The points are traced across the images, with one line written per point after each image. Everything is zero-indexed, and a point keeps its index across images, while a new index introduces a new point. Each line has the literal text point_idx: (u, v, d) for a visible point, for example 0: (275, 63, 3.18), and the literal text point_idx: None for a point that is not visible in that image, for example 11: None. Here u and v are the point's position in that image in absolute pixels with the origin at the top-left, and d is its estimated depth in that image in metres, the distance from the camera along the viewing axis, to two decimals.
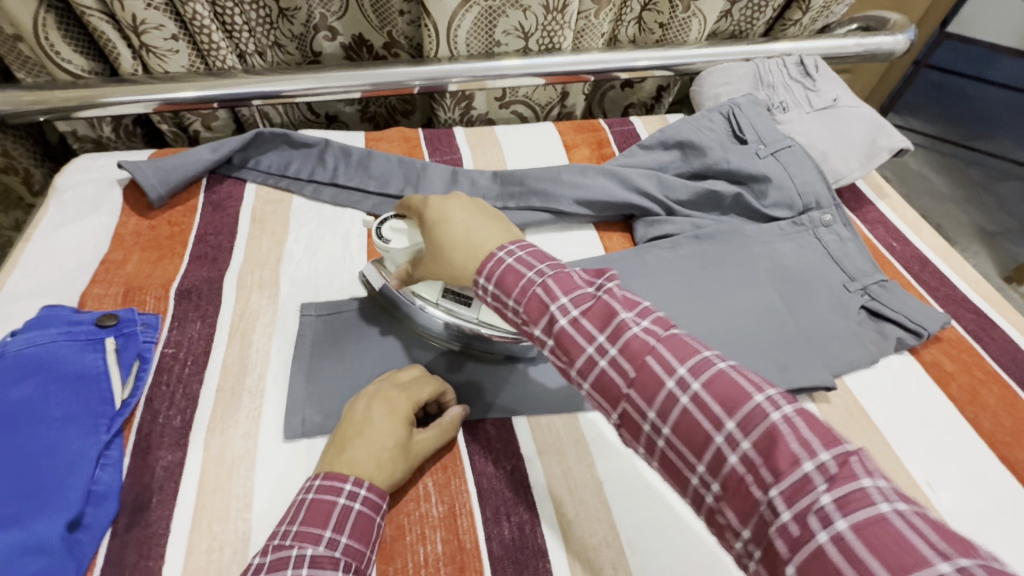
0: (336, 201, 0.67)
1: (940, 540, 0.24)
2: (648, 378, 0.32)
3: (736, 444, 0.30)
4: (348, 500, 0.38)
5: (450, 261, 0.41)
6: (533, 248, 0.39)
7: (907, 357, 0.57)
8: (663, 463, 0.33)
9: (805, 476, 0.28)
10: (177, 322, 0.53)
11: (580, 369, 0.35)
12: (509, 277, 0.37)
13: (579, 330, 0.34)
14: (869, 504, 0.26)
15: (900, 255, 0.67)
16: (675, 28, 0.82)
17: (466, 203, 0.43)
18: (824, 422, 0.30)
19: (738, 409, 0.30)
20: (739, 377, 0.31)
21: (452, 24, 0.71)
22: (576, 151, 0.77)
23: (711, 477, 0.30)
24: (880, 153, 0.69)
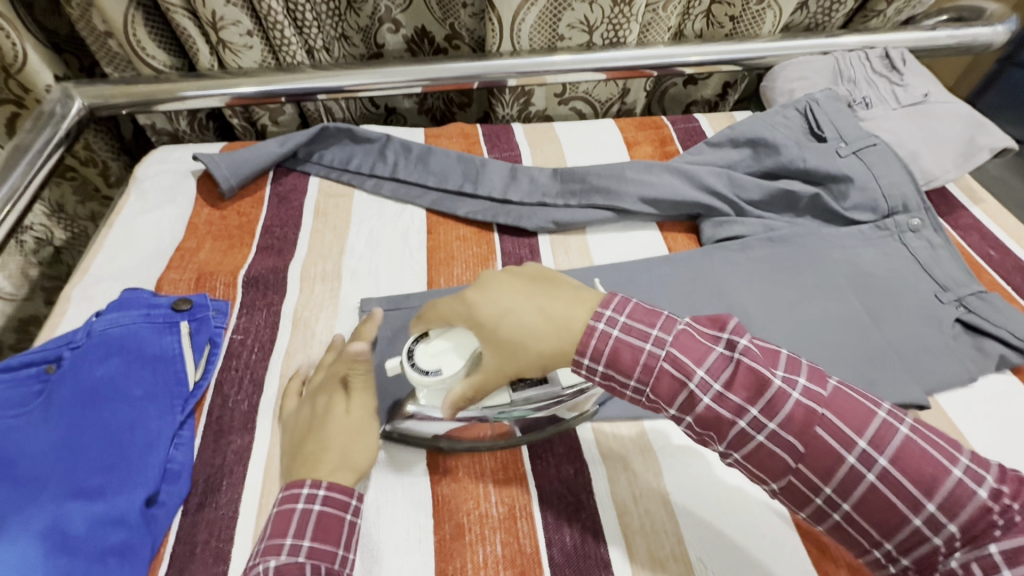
0: (397, 196, 0.67)
1: (959, 505, 0.31)
2: (731, 402, 0.34)
3: (871, 461, 0.33)
4: (306, 503, 0.37)
5: (537, 347, 0.37)
6: (630, 305, 0.37)
7: (1009, 376, 0.52)
8: (781, 484, 0.35)
9: (902, 490, 0.32)
10: (246, 309, 0.55)
11: (733, 443, 0.35)
12: (592, 340, 0.36)
13: (645, 355, 0.35)
14: (970, 493, 0.31)
15: (999, 265, 0.61)
16: (747, 21, 0.78)
17: (511, 283, 0.39)
18: (901, 421, 0.34)
19: (926, 481, 0.32)
20: (920, 441, 0.33)
21: (517, 19, 0.70)
22: (638, 148, 0.75)
23: (843, 497, 0.33)
24: (979, 152, 0.63)
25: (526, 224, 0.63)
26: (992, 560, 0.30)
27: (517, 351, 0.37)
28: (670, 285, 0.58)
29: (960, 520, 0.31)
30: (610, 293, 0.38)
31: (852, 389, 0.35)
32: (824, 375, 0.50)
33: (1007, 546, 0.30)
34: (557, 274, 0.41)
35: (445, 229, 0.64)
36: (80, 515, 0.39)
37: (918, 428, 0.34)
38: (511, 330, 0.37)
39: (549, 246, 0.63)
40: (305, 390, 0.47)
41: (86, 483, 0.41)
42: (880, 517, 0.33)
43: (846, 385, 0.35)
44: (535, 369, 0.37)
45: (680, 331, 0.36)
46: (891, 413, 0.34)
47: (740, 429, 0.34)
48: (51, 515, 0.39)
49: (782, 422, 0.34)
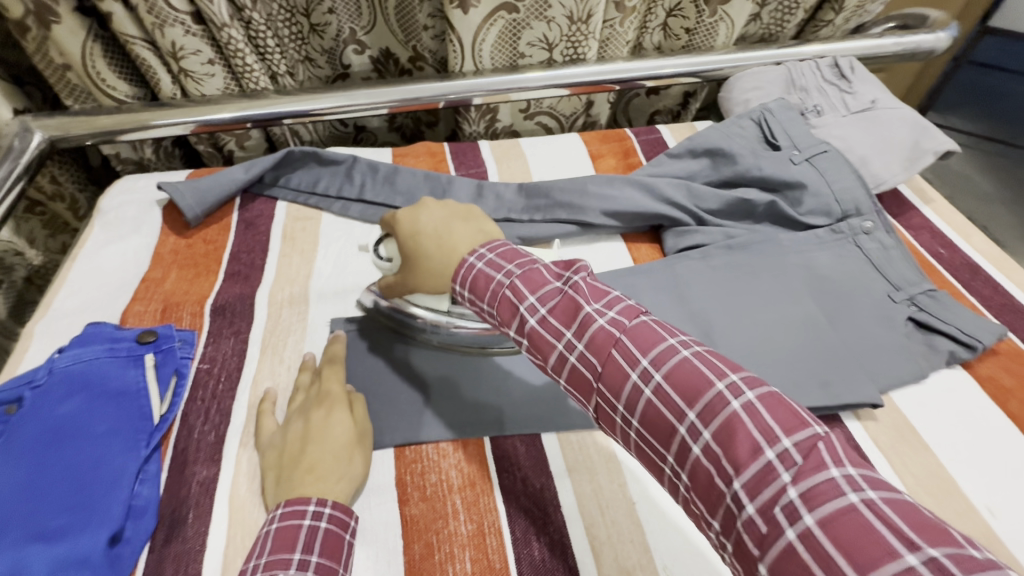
0: (364, 217, 0.68)
1: (818, 492, 0.26)
2: (550, 325, 0.37)
3: (787, 458, 0.28)
4: (313, 520, 0.38)
5: (428, 267, 0.44)
6: (502, 248, 0.41)
7: (959, 371, 0.54)
8: (694, 475, 0.31)
9: (675, 406, 0.32)
10: (212, 338, 0.55)
11: (552, 364, 0.37)
12: (463, 271, 0.41)
13: (495, 284, 0.39)
14: (837, 495, 0.26)
15: (949, 263, 0.63)
16: (702, 33, 0.80)
17: (436, 211, 0.45)
18: (705, 357, 0.33)
19: (698, 398, 0.31)
20: (702, 364, 0.33)
21: (477, 38, 0.72)
22: (602, 161, 0.77)
23: (746, 497, 0.28)
24: (925, 156, 0.66)
25: None
26: (792, 506, 0.26)
27: (414, 263, 0.45)
28: (634, 295, 0.59)
29: (799, 487, 0.27)
30: (511, 256, 0.41)
31: (804, 406, 0.31)
32: (782, 378, 0.51)
33: (814, 505, 0.26)
34: (475, 209, 0.47)
35: None
36: (39, 559, 0.39)
37: (856, 462, 0.28)
38: (416, 245, 0.44)
39: None
40: (290, 409, 0.48)
41: (47, 525, 0.40)
42: (666, 437, 0.32)
43: (796, 399, 0.31)
44: (427, 282, 0.45)
45: (529, 269, 0.39)
46: (699, 351, 0.34)
47: (558, 352, 0.36)
48: (10, 561, 0.38)
49: (705, 414, 0.31)
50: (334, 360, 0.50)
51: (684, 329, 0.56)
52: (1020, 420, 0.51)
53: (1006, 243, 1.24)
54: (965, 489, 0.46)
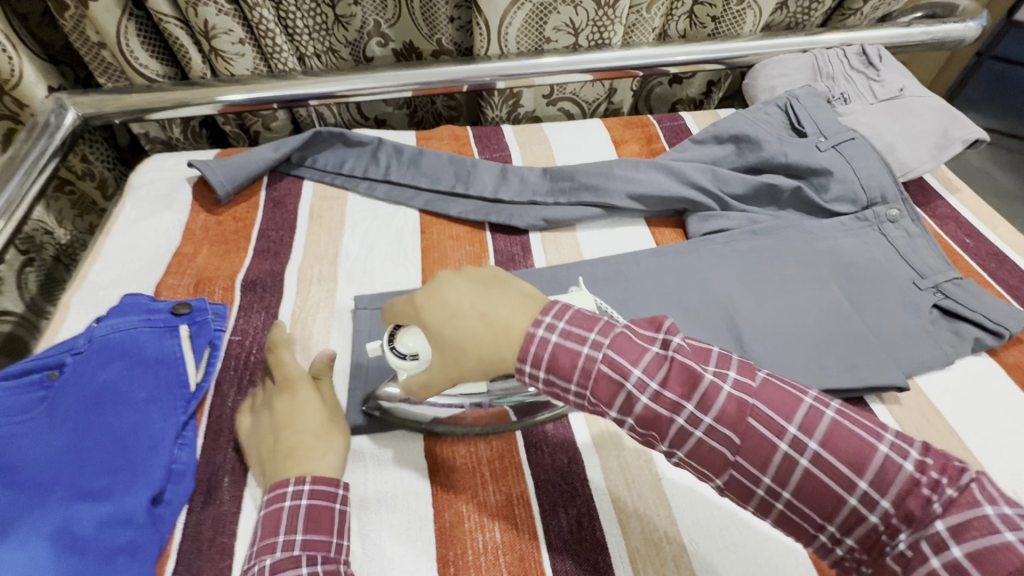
0: (390, 198, 0.69)
1: (968, 524, 0.29)
2: (665, 399, 0.34)
3: (872, 502, 0.31)
4: (292, 499, 0.39)
5: (481, 355, 0.36)
6: (568, 312, 0.36)
7: (985, 358, 0.54)
8: (783, 521, 0.34)
9: (838, 476, 0.32)
10: (244, 312, 0.56)
11: (672, 441, 0.35)
12: (531, 348, 0.36)
13: (586, 362, 0.35)
14: (991, 531, 0.28)
15: (975, 252, 0.63)
16: (729, 21, 0.80)
17: (462, 286, 0.38)
18: (846, 415, 0.33)
19: (861, 467, 0.31)
20: (852, 425, 0.33)
21: (504, 22, 0.72)
22: (625, 147, 0.77)
23: (844, 533, 0.32)
24: (953, 144, 0.65)
25: (517, 223, 0.65)
26: (940, 538, 0.29)
27: (459, 355, 0.36)
28: (658, 278, 0.59)
29: (948, 521, 0.29)
30: (584, 320, 0.36)
31: (859, 417, 0.33)
32: (807, 361, 0.52)
33: (961, 537, 0.29)
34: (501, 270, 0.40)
35: (439, 229, 0.66)
36: (87, 517, 0.40)
37: (845, 411, 0.34)
38: (451, 335, 0.36)
39: (539, 243, 0.65)
40: (256, 407, 0.48)
41: (91, 485, 0.42)
42: (823, 506, 0.32)
43: (848, 410, 0.34)
44: (478, 375, 0.37)
45: (619, 335, 0.36)
46: (837, 407, 0.34)
47: (678, 426, 0.34)
48: (58, 517, 0.40)
49: (717, 416, 0.34)
50: (278, 345, 0.50)
51: (709, 312, 0.56)
52: None
53: None
54: (991, 474, 0.46)
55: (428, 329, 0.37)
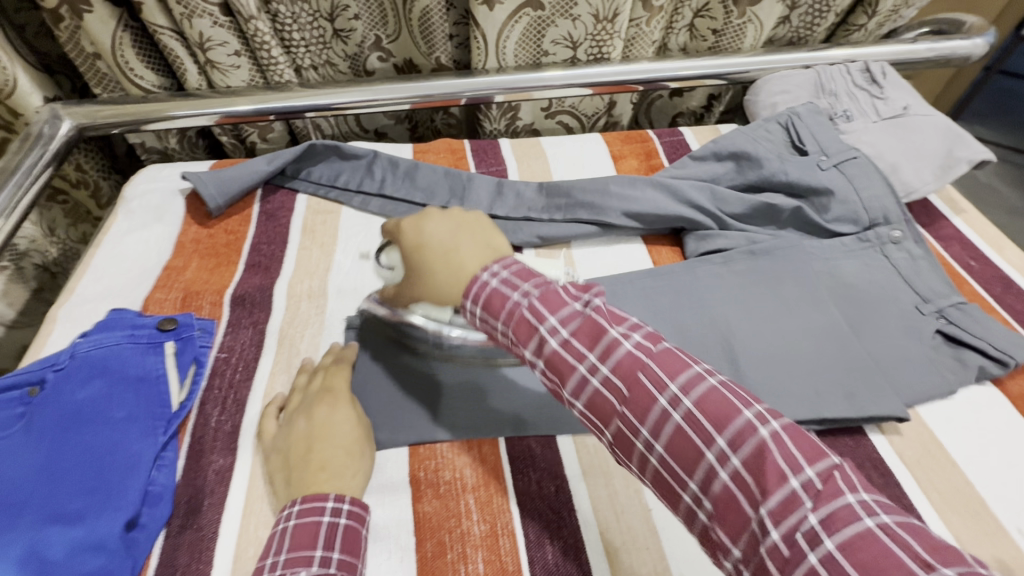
0: (384, 212, 0.68)
1: (835, 517, 0.27)
2: (573, 347, 0.35)
3: (726, 460, 0.30)
4: (332, 517, 0.38)
5: (434, 278, 0.42)
6: (516, 266, 0.40)
7: (989, 388, 0.52)
8: (658, 483, 0.33)
9: (703, 433, 0.31)
10: (231, 328, 0.55)
11: (575, 390, 0.35)
12: (476, 289, 0.39)
13: (512, 303, 0.37)
14: (855, 520, 0.27)
15: (980, 275, 0.62)
16: (730, 35, 0.79)
17: (442, 220, 0.44)
18: (727, 385, 0.33)
19: (725, 426, 0.31)
20: (728, 393, 0.32)
21: (501, 36, 0.71)
22: (623, 162, 0.76)
23: (704, 496, 0.31)
24: (958, 164, 0.64)
25: (511, 239, 0.64)
26: (815, 533, 0.27)
27: (421, 280, 0.43)
28: (654, 298, 0.58)
29: (819, 513, 0.27)
30: (526, 275, 0.39)
31: (738, 389, 0.33)
32: (805, 389, 0.50)
33: (834, 529, 0.27)
34: (485, 219, 0.45)
35: None
36: (59, 540, 0.39)
37: (728, 384, 0.33)
38: (419, 244, 0.43)
39: (534, 260, 0.63)
40: (289, 409, 0.47)
41: (66, 507, 0.41)
42: (689, 466, 0.31)
43: (731, 383, 0.33)
44: (433, 293, 0.43)
45: (549, 289, 0.38)
46: (722, 380, 0.33)
47: (580, 374, 0.35)
48: (29, 541, 0.39)
49: (615, 367, 0.34)
50: (341, 361, 0.50)
51: (705, 335, 0.55)
52: None
53: None
54: (993, 510, 0.45)
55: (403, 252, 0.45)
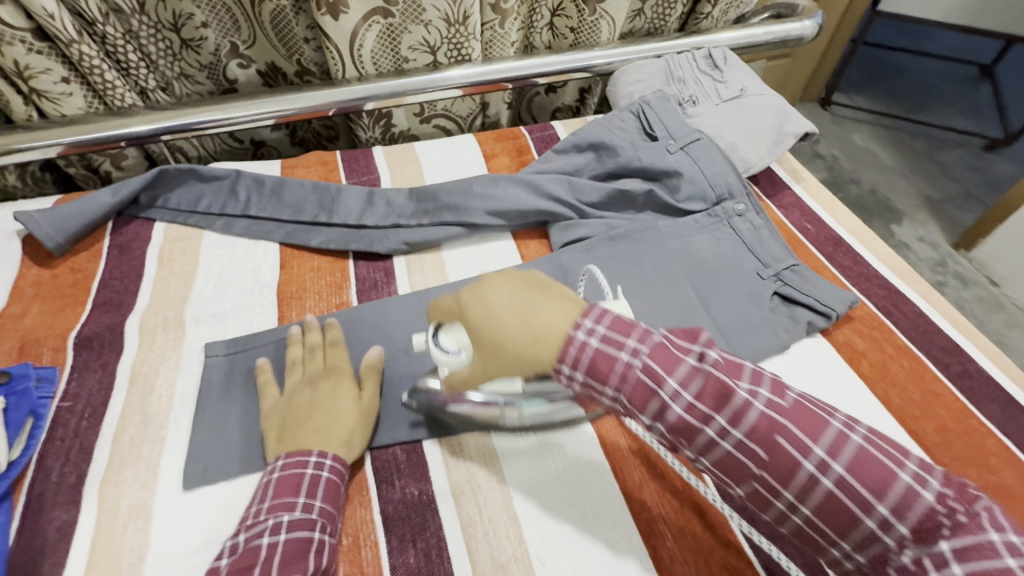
0: (248, 233, 0.66)
1: (971, 549, 0.28)
2: (695, 409, 0.35)
3: (889, 525, 0.30)
4: (315, 469, 0.42)
5: (523, 351, 0.37)
6: (608, 318, 0.37)
7: (819, 339, 0.58)
8: (799, 535, 0.34)
9: (860, 498, 0.31)
10: (77, 373, 0.52)
11: (700, 449, 0.35)
12: (573, 351, 0.36)
13: (620, 366, 0.36)
14: (994, 557, 0.28)
15: (815, 238, 0.68)
16: (586, 32, 0.82)
17: (502, 285, 0.39)
18: (870, 439, 0.33)
19: (887, 491, 0.30)
20: (875, 449, 0.32)
21: (354, 44, 0.70)
22: (495, 161, 0.77)
23: (856, 552, 0.32)
24: (787, 138, 0.70)
25: (378, 248, 0.64)
26: (942, 556, 0.29)
27: (499, 353, 0.38)
28: None
29: (952, 543, 0.29)
30: (623, 327, 0.37)
31: (883, 443, 0.33)
32: None
33: (965, 558, 0.28)
34: (545, 277, 0.41)
35: (299, 262, 0.63)
36: None
37: (868, 437, 0.33)
38: (492, 332, 0.38)
39: (403, 267, 0.64)
40: (293, 381, 0.51)
41: None
42: (843, 527, 0.32)
43: (874, 436, 0.33)
44: (514, 370, 0.37)
45: (655, 343, 0.36)
46: (861, 433, 0.33)
47: (708, 437, 0.34)
48: None
49: (747, 432, 0.33)
50: (337, 342, 0.53)
51: None
52: (868, 378, 0.54)
53: (881, 218, 1.45)
54: None
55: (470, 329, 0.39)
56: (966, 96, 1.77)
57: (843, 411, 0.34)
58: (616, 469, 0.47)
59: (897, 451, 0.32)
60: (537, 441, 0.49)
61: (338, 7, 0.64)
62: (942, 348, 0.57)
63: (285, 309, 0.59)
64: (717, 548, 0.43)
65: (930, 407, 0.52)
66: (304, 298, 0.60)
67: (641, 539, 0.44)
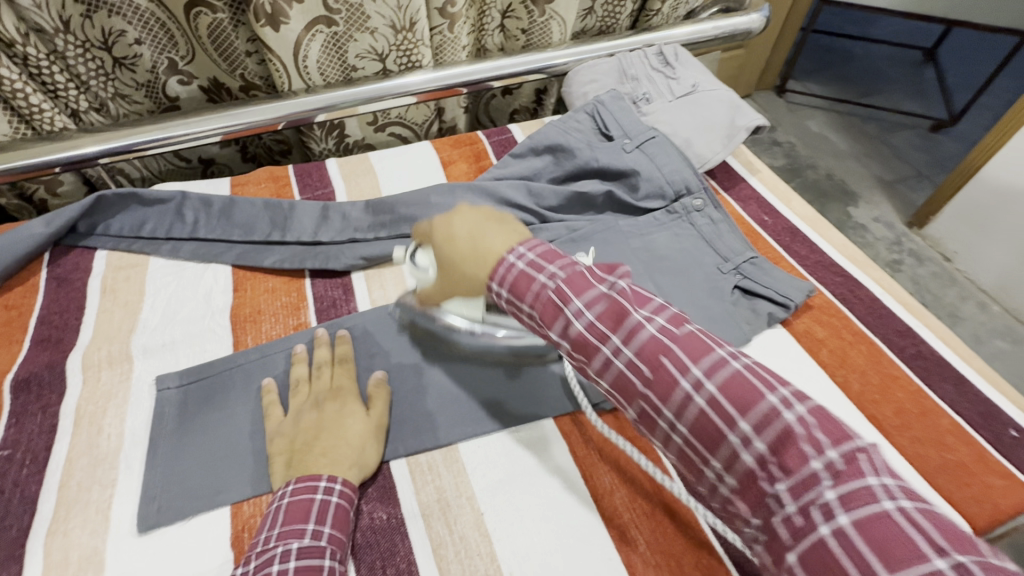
0: (197, 256, 0.63)
1: (854, 495, 0.27)
2: (596, 328, 0.37)
3: (750, 442, 0.31)
4: (325, 495, 0.42)
5: (467, 271, 0.43)
6: (541, 248, 0.41)
7: (780, 330, 0.58)
8: (683, 459, 0.35)
9: (726, 414, 0.32)
10: (15, 419, 0.49)
11: (598, 368, 0.37)
12: (502, 270, 0.41)
13: (537, 286, 0.39)
14: (871, 501, 0.27)
15: (772, 229, 0.69)
16: (537, 32, 0.81)
17: (470, 214, 0.46)
18: (753, 368, 0.33)
19: (749, 409, 0.31)
20: (756, 377, 0.33)
21: (299, 55, 0.68)
22: (453, 167, 0.76)
23: (727, 473, 0.32)
24: (739, 132, 0.71)
25: (335, 265, 0.62)
26: (829, 506, 0.28)
27: (453, 272, 0.45)
28: None
29: (838, 490, 0.28)
30: (551, 256, 0.41)
31: (767, 373, 0.33)
32: None
33: (850, 506, 0.27)
34: (510, 213, 0.47)
35: (253, 284, 0.61)
36: None
37: (755, 368, 0.33)
38: (446, 252, 0.45)
39: (363, 282, 0.62)
40: (298, 401, 0.49)
41: None
42: (713, 444, 0.32)
43: (761, 368, 0.33)
44: (466, 279, 0.44)
45: (573, 272, 0.39)
46: (748, 363, 0.34)
47: (604, 354, 0.37)
48: None
49: (637, 350, 0.36)
50: (345, 360, 0.52)
51: None
52: (828, 365, 0.55)
53: (840, 202, 1.49)
54: None
55: (436, 249, 0.46)
56: (913, 79, 1.83)
57: (789, 388, 0.32)
58: (586, 476, 0.47)
59: (778, 381, 0.33)
60: (506, 453, 0.48)
61: (278, 17, 0.62)
62: (896, 330, 0.58)
63: (240, 334, 0.56)
64: (688, 548, 0.43)
65: (888, 389, 0.53)
66: (259, 321, 0.58)
67: (614, 546, 0.43)
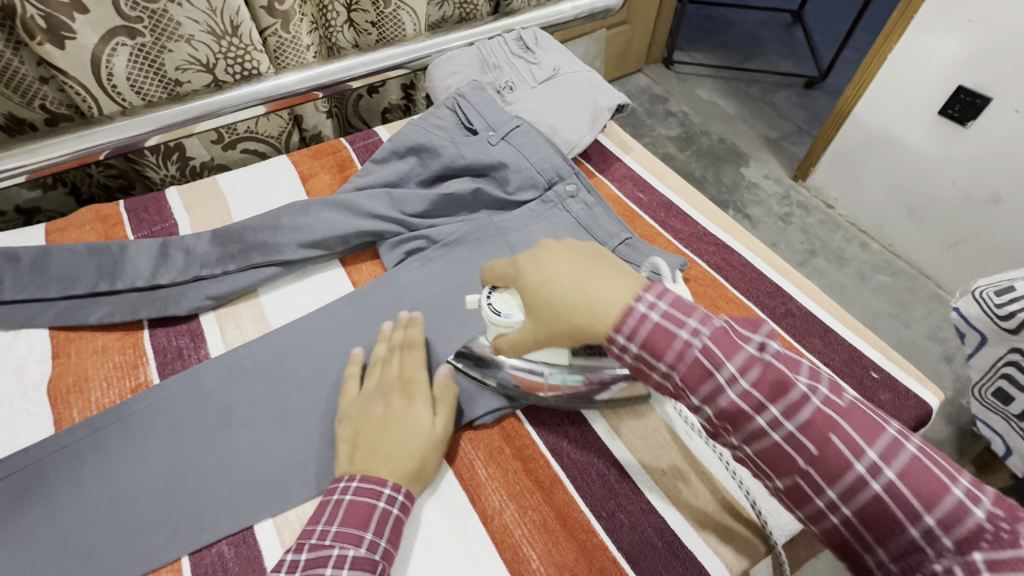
0: (4, 322, 0.53)
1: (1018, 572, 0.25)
2: (750, 395, 0.32)
3: (930, 533, 0.27)
4: (388, 504, 0.40)
5: (569, 322, 0.35)
6: (671, 296, 0.35)
7: None
8: (831, 535, 0.31)
9: (907, 504, 0.28)
10: None
11: (746, 437, 0.32)
12: (632, 322, 0.34)
13: (681, 343, 0.33)
14: None
15: (647, 206, 0.69)
16: (389, 25, 0.76)
17: (563, 255, 0.37)
18: (925, 451, 0.30)
19: (935, 500, 0.28)
20: (930, 460, 0.29)
21: (102, 73, 0.59)
22: (314, 181, 0.70)
23: (893, 561, 0.29)
24: (602, 113, 0.70)
25: (175, 311, 0.54)
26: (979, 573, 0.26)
27: (551, 322, 0.36)
28: (353, 326, 0.54)
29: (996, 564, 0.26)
30: (686, 308, 0.34)
31: (938, 457, 0.30)
32: None
33: None
34: (605, 251, 0.38)
35: (79, 346, 0.53)
36: None
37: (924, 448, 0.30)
38: (547, 294, 0.36)
39: (214, 324, 0.55)
40: (368, 385, 0.47)
41: None
42: (885, 532, 0.29)
43: (928, 448, 0.30)
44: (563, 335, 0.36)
45: (717, 326, 0.33)
46: (917, 444, 0.30)
47: (757, 424, 0.32)
48: None
49: (801, 425, 0.31)
50: (415, 347, 0.50)
51: None
52: None
53: (732, 163, 1.56)
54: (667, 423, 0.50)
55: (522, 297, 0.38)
56: (784, 39, 1.95)
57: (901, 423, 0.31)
58: (474, 499, 0.44)
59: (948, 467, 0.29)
60: None
61: (60, 31, 0.54)
62: (766, 292, 0.60)
63: (64, 409, 0.48)
64: (581, 557, 0.42)
65: None
66: (88, 390, 0.50)
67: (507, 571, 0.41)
